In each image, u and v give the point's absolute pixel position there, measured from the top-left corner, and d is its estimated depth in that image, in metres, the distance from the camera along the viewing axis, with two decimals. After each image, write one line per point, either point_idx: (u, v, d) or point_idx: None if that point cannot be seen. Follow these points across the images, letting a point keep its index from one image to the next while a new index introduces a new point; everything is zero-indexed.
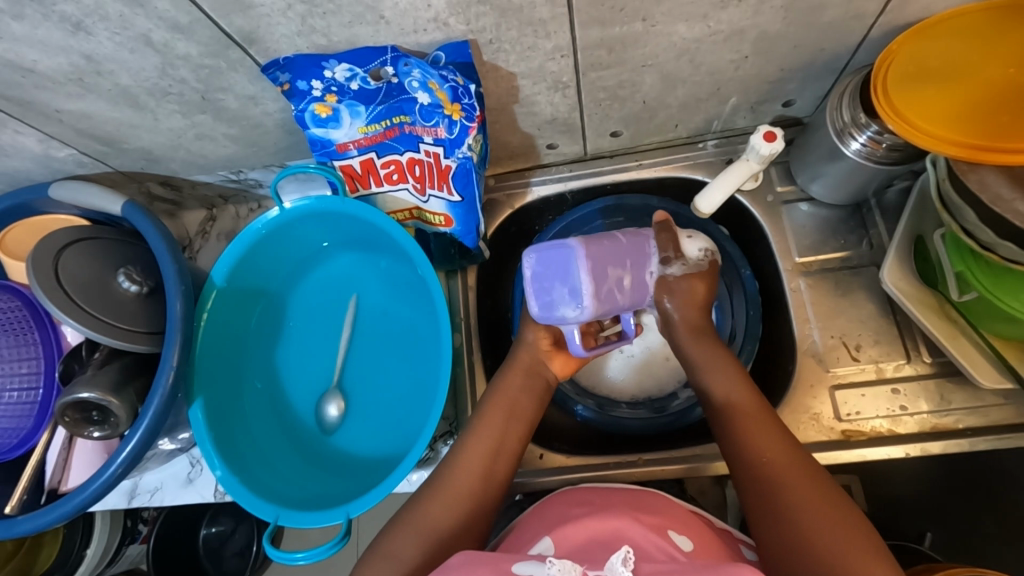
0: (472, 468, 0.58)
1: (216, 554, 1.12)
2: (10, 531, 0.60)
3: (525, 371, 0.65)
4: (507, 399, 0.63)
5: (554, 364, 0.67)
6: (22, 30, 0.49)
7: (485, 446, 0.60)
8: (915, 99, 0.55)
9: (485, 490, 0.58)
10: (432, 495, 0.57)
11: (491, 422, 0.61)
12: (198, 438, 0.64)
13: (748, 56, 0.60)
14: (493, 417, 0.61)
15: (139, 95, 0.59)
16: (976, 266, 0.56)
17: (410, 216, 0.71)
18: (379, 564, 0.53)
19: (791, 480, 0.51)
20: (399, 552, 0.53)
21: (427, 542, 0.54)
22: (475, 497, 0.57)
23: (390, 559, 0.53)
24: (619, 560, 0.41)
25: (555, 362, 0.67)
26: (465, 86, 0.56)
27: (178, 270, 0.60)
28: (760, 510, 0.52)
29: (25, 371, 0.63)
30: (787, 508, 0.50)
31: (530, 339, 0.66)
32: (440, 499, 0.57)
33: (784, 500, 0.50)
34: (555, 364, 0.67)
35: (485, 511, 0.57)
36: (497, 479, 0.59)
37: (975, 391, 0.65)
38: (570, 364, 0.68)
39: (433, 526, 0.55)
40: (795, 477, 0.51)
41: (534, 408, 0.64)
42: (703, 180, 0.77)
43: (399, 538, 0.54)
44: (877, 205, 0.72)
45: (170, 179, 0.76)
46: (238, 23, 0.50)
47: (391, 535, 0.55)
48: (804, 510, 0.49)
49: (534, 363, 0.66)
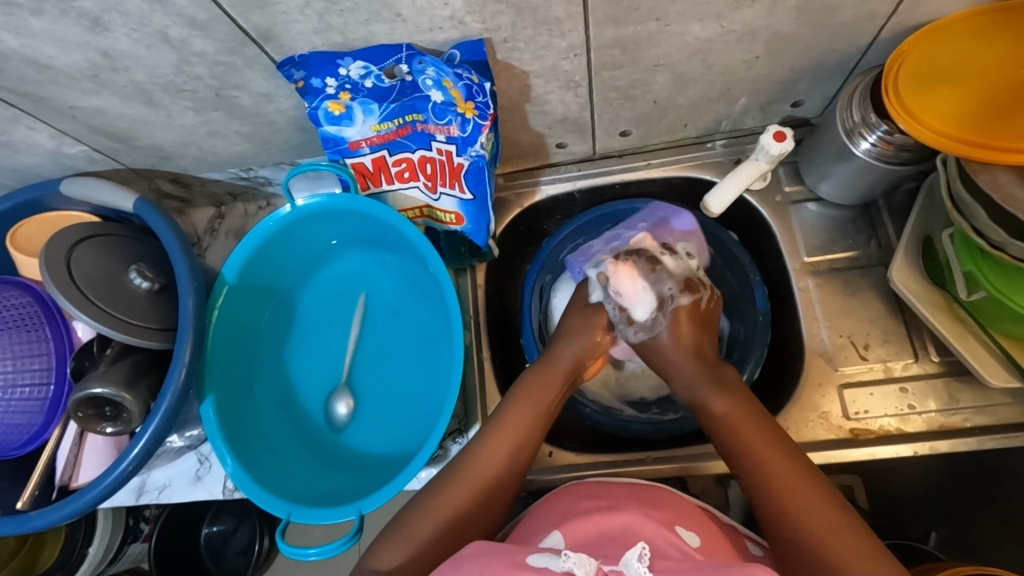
0: (492, 455, 0.58)
1: (218, 553, 1.12)
2: (23, 527, 0.60)
3: (563, 378, 0.64)
4: (531, 396, 0.61)
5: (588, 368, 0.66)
6: (40, 25, 0.49)
7: (514, 443, 0.59)
8: (925, 97, 0.56)
9: (508, 481, 0.57)
10: (447, 482, 0.57)
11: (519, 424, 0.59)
12: (210, 434, 0.64)
13: (760, 56, 0.60)
14: (513, 413, 0.60)
15: (153, 91, 0.59)
16: (985, 266, 0.56)
17: (420, 215, 0.72)
18: (392, 547, 0.53)
19: (813, 506, 0.49)
20: (414, 532, 0.54)
21: (446, 527, 0.54)
22: (488, 494, 0.56)
23: (401, 550, 0.53)
24: (635, 556, 0.42)
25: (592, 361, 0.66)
26: (479, 85, 0.56)
27: (191, 267, 0.60)
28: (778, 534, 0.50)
29: (36, 367, 0.62)
30: (805, 538, 0.48)
31: (569, 351, 0.65)
32: (457, 482, 0.56)
33: (802, 530, 0.48)
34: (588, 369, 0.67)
35: (502, 504, 0.57)
36: (519, 471, 0.58)
37: (983, 390, 0.65)
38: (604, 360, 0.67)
39: (450, 504, 0.55)
40: (812, 503, 0.49)
41: (553, 400, 0.62)
42: (712, 180, 0.78)
43: (420, 516, 0.55)
44: (885, 205, 0.73)
45: (180, 176, 0.76)
46: (256, 20, 0.51)
47: (410, 513, 0.55)
48: (823, 538, 0.47)
49: (571, 370, 0.64)
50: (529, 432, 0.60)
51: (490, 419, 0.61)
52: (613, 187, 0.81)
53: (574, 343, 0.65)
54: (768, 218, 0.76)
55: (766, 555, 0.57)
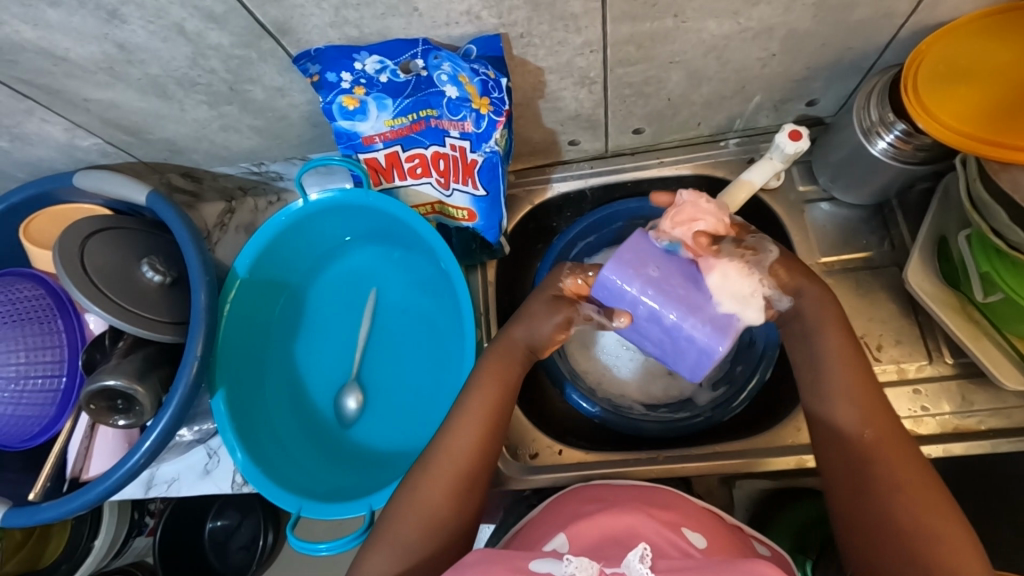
0: (466, 450, 0.55)
1: (222, 547, 1.12)
2: (33, 519, 0.60)
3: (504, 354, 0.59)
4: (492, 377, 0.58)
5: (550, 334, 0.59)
6: (57, 17, 0.49)
7: (488, 430, 0.56)
8: (943, 96, 0.56)
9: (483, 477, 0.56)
10: (421, 470, 0.55)
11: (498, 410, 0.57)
12: (221, 428, 0.64)
13: (776, 54, 0.60)
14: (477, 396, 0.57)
15: (168, 84, 0.59)
16: (1000, 267, 0.56)
17: (431, 211, 0.72)
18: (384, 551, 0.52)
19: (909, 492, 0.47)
20: (401, 529, 0.53)
21: (429, 530, 0.53)
22: (472, 485, 0.55)
23: (392, 544, 0.53)
24: (637, 557, 0.41)
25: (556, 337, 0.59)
26: (494, 81, 0.56)
27: (203, 261, 0.60)
28: (863, 516, 0.48)
29: (48, 359, 0.62)
30: (897, 521, 0.46)
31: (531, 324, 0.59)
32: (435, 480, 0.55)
33: (891, 508, 0.47)
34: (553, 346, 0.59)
35: (478, 496, 0.56)
36: (487, 456, 0.56)
37: (997, 392, 0.65)
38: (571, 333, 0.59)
39: (436, 499, 0.54)
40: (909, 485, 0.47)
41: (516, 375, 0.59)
42: (724, 179, 0.77)
43: (401, 514, 0.54)
44: (899, 205, 0.72)
45: (191, 171, 0.76)
46: (272, 14, 0.51)
47: (392, 516, 0.54)
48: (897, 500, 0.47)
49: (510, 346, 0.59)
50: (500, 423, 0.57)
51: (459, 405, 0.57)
52: (625, 185, 0.80)
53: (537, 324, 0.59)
54: (780, 217, 0.75)
55: (774, 554, 0.57)
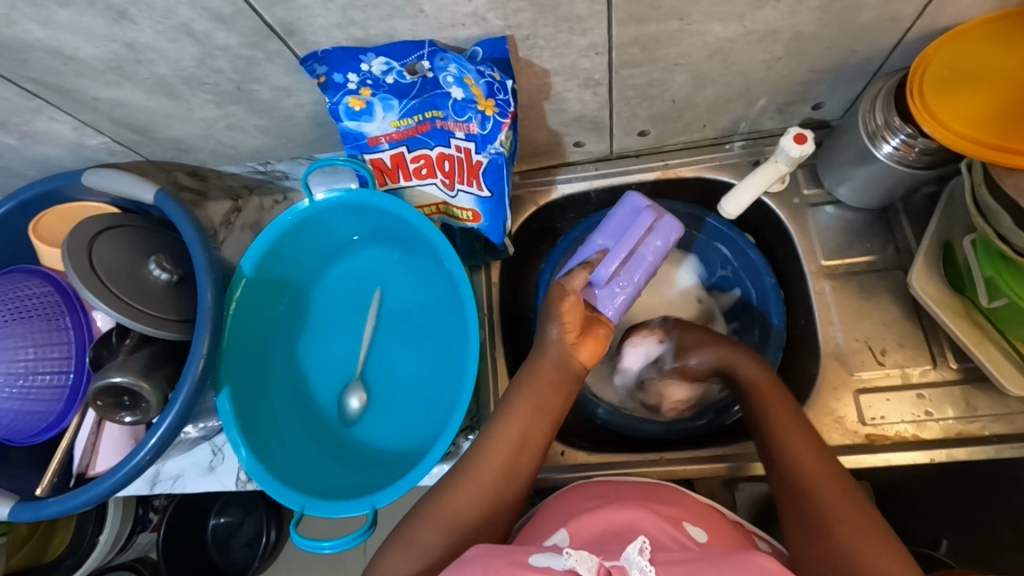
0: (496, 464, 0.57)
1: (225, 544, 1.12)
2: (40, 514, 0.60)
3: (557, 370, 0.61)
4: (537, 391, 0.60)
5: (581, 353, 0.61)
6: (68, 17, 0.50)
7: (518, 444, 0.58)
8: (949, 99, 0.56)
9: (513, 483, 0.57)
10: (457, 481, 0.57)
11: (523, 413, 0.59)
12: (225, 425, 0.65)
13: (781, 57, 0.60)
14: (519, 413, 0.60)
15: (175, 84, 0.59)
16: (1006, 272, 0.56)
17: (436, 211, 0.72)
18: (403, 551, 0.54)
19: (862, 534, 0.49)
20: (422, 539, 0.54)
21: (448, 529, 0.54)
22: (500, 498, 0.56)
23: (412, 546, 0.54)
24: (636, 550, 0.42)
25: (582, 350, 0.61)
26: (500, 83, 0.56)
27: (210, 259, 0.60)
28: (813, 554, 0.50)
29: (56, 355, 0.63)
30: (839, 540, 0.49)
31: (552, 335, 0.61)
32: (463, 484, 0.56)
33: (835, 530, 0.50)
34: (582, 352, 0.61)
35: (510, 506, 0.57)
36: (520, 475, 0.57)
37: (1001, 397, 0.65)
38: (600, 344, 0.62)
39: (458, 502, 0.55)
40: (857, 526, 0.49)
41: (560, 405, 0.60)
42: (728, 181, 0.77)
43: (424, 521, 0.55)
44: (904, 209, 0.72)
45: (198, 170, 0.77)
46: (279, 15, 0.51)
47: (415, 517, 0.56)
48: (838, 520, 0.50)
49: (563, 358, 0.61)
50: (531, 438, 0.58)
51: (499, 416, 0.60)
52: (629, 187, 0.80)
53: (556, 326, 0.61)
54: (784, 221, 0.76)
55: (774, 550, 0.57)
